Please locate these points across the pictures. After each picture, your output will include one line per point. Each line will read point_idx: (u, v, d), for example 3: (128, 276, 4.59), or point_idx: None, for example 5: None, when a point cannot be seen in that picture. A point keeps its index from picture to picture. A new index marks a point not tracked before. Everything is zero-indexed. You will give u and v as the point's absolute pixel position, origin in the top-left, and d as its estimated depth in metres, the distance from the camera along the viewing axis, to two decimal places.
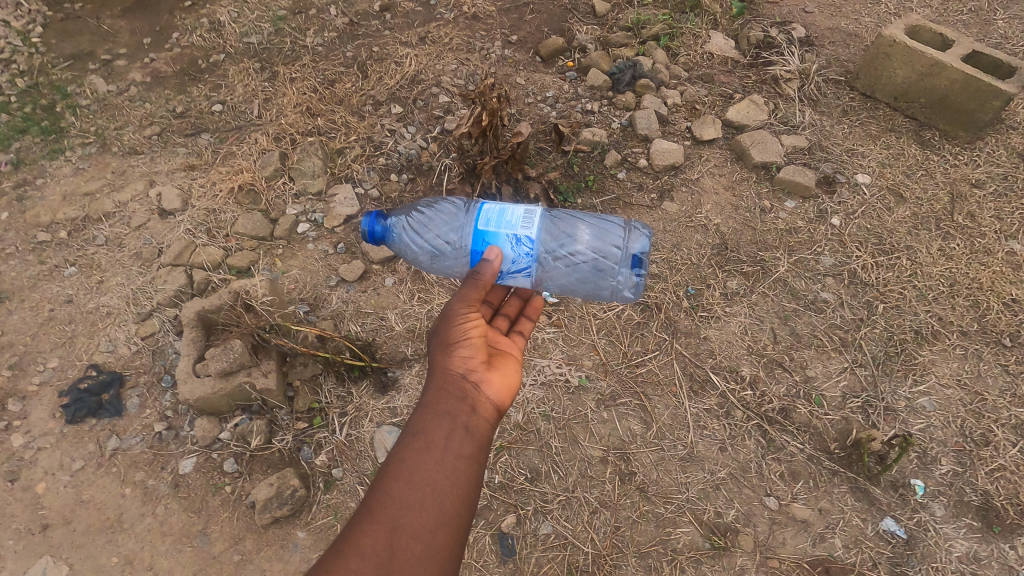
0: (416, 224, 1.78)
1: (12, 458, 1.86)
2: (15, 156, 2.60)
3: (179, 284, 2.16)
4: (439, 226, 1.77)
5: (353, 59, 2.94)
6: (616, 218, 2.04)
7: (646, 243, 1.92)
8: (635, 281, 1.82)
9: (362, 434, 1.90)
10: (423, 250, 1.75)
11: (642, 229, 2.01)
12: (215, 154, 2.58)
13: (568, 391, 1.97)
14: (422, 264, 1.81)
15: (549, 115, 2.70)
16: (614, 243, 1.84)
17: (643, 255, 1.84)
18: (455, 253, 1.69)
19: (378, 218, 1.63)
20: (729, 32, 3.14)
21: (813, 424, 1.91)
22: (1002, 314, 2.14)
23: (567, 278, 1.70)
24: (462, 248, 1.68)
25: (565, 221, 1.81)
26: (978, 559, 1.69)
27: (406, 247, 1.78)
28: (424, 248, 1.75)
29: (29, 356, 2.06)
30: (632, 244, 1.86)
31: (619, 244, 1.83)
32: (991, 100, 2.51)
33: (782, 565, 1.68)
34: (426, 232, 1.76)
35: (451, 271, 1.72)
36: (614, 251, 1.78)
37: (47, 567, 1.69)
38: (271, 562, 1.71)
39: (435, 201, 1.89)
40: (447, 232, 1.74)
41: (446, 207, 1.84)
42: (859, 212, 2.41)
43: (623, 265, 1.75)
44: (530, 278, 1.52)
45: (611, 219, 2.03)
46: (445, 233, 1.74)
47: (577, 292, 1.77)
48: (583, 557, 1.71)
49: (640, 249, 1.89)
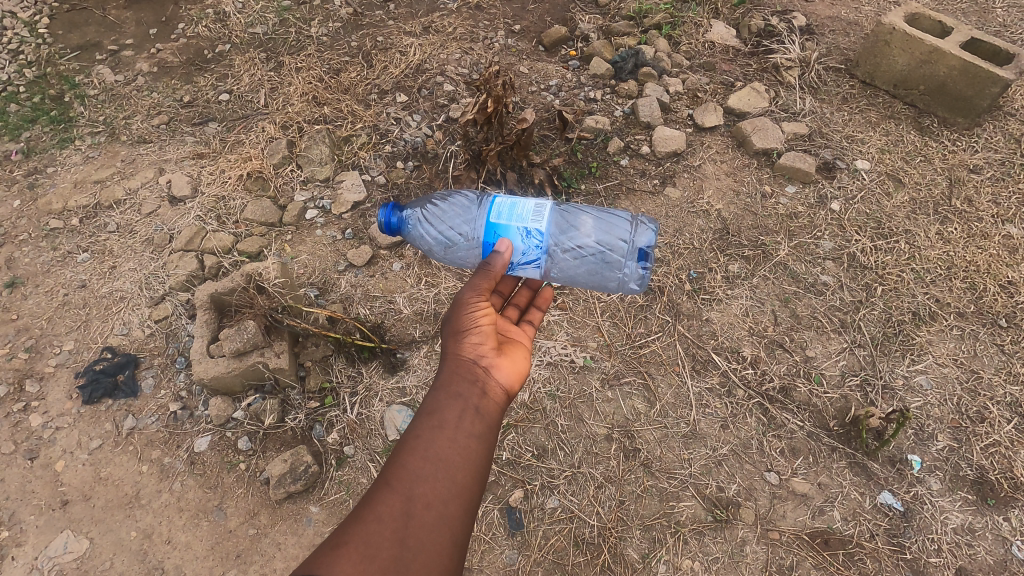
0: (430, 215, 1.82)
1: (31, 437, 1.90)
2: (25, 145, 2.64)
3: (191, 269, 2.20)
4: (452, 217, 1.80)
5: (358, 48, 2.97)
6: (624, 211, 2.03)
7: (654, 234, 1.89)
8: (643, 273, 1.81)
9: (373, 413, 1.95)
10: (435, 241, 1.79)
11: (650, 223, 1.97)
12: (224, 143, 2.62)
13: (573, 370, 2.02)
14: (435, 254, 1.85)
15: (553, 102, 2.73)
16: (620, 236, 1.84)
17: (650, 248, 1.82)
18: (467, 244, 1.73)
19: (394, 210, 1.67)
20: (730, 21, 3.17)
21: (812, 402, 1.95)
22: (998, 295, 2.18)
23: (575, 270, 1.74)
24: (474, 240, 1.71)
25: (571, 213, 1.84)
26: (973, 531, 1.74)
27: (420, 237, 1.81)
28: (437, 239, 1.79)
29: (45, 340, 2.10)
30: (638, 237, 1.83)
31: (627, 237, 1.83)
32: (989, 86, 2.54)
33: (782, 537, 1.72)
34: (439, 223, 1.79)
35: (463, 261, 1.77)
36: (621, 244, 1.79)
37: (68, 541, 1.73)
38: (285, 535, 1.76)
39: (448, 194, 1.92)
40: (459, 224, 1.77)
41: (459, 199, 1.87)
42: (858, 197, 2.45)
43: (630, 258, 1.77)
44: (541, 270, 1.56)
45: (620, 212, 2.03)
46: (458, 225, 1.78)
47: (584, 283, 1.80)
48: (589, 530, 1.75)
49: (646, 243, 1.84)
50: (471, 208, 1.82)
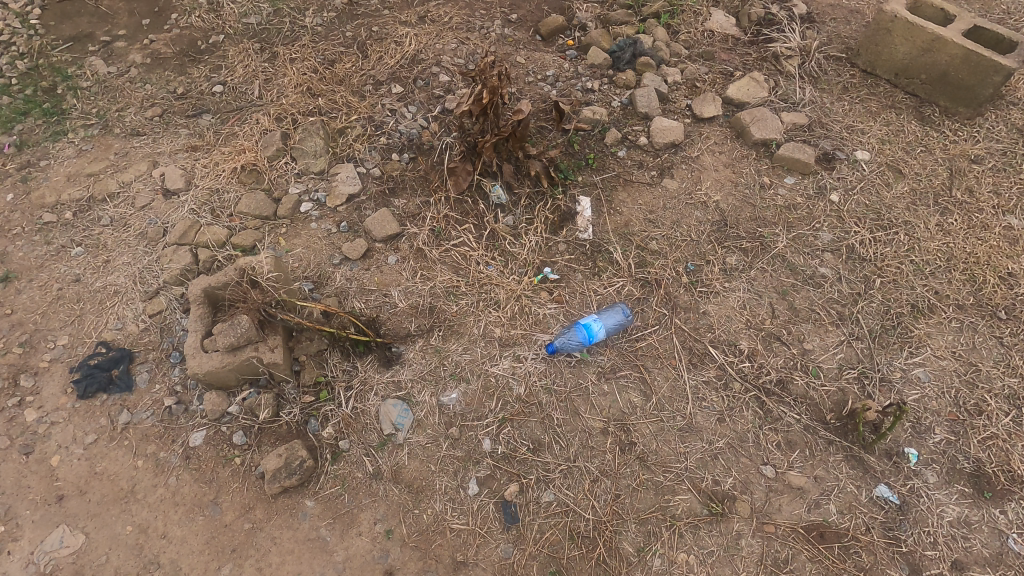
0: (546, 270, 2.22)
1: (25, 432, 1.89)
2: (18, 138, 2.61)
3: (185, 263, 2.19)
4: (562, 272, 2.23)
5: (353, 39, 2.93)
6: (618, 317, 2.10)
7: (619, 318, 2.10)
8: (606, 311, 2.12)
9: (368, 407, 1.93)
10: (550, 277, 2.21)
11: (620, 317, 2.09)
12: (217, 135, 2.60)
13: (586, 347, 2.03)
14: (552, 282, 2.19)
15: (550, 93, 2.69)
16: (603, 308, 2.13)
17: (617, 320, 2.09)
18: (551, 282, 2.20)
19: (542, 312, 2.11)
20: (730, 9, 3.12)
21: (810, 395, 1.95)
22: (997, 287, 2.17)
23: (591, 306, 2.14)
24: (562, 299, 2.15)
25: (585, 308, 2.13)
26: (969, 523, 1.73)
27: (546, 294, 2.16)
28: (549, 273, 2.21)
29: (39, 334, 2.09)
30: (609, 321, 2.08)
31: (606, 318, 2.09)
32: (991, 75, 2.49)
33: (778, 530, 1.72)
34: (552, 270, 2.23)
35: (549, 275, 2.20)
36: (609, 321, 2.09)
37: (64, 536, 1.72)
38: (281, 530, 1.76)
39: (521, 256, 2.25)
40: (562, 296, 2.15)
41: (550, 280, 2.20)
42: (858, 188, 2.43)
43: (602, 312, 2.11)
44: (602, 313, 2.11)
45: (614, 320, 2.09)
46: (556, 300, 2.14)
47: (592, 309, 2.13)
48: (584, 523, 1.75)
49: (614, 321, 2.09)
50: (567, 279, 2.20)
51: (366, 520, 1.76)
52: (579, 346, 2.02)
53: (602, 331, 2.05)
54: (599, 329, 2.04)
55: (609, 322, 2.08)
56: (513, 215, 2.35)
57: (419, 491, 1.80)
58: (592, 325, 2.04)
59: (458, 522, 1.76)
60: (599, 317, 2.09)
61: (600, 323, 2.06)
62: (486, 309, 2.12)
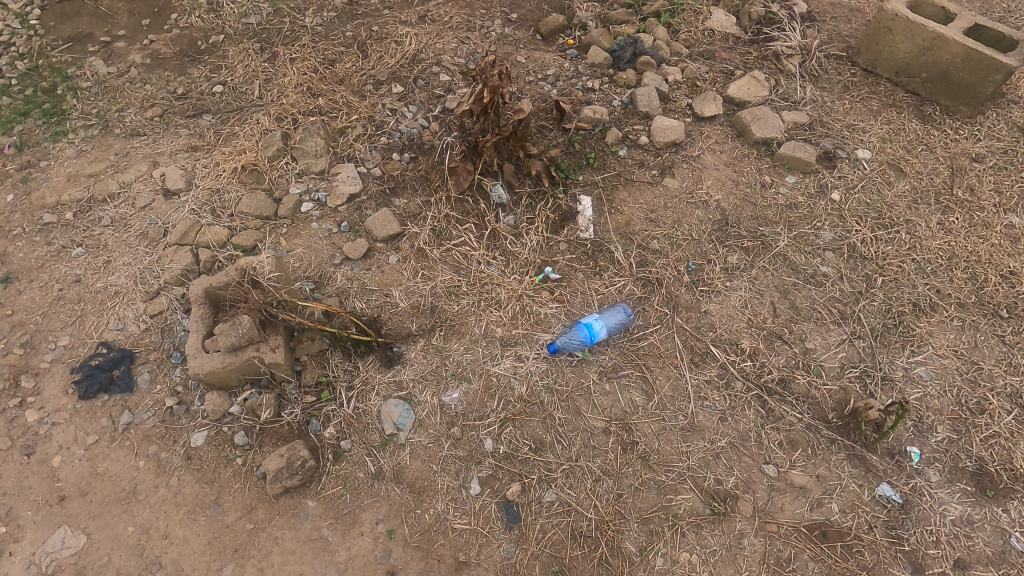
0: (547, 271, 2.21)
1: (26, 432, 1.89)
2: (18, 138, 2.61)
3: (186, 263, 2.19)
4: (563, 272, 2.22)
5: (353, 38, 2.92)
6: (619, 317, 2.09)
7: (620, 317, 2.09)
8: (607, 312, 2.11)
9: (369, 407, 1.93)
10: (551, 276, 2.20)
11: (621, 317, 2.09)
12: (218, 135, 2.59)
13: (587, 347, 2.01)
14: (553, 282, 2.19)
15: (551, 92, 2.69)
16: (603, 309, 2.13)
17: (617, 320, 2.08)
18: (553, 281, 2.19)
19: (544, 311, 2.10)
20: (730, 7, 3.12)
21: (812, 394, 1.94)
22: (999, 285, 2.16)
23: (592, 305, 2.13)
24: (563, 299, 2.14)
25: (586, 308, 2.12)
26: (971, 522, 1.73)
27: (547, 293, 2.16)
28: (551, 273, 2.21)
29: (40, 335, 2.08)
30: (610, 321, 2.07)
31: (606, 317, 2.08)
32: (991, 74, 2.50)
33: (780, 529, 1.72)
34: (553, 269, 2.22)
35: (550, 275, 2.20)
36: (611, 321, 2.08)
37: (65, 537, 1.72)
38: (283, 530, 1.76)
39: (523, 256, 2.24)
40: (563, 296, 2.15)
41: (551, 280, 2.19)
42: (859, 186, 2.43)
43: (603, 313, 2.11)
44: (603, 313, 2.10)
45: (615, 320, 2.08)
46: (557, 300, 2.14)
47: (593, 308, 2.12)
48: (586, 523, 1.74)
49: (615, 321, 2.08)
50: (568, 279, 2.20)
51: (367, 520, 1.76)
52: (580, 345, 2.01)
53: (603, 330, 2.02)
54: (600, 327, 2.01)
55: (610, 322, 2.07)
56: (514, 215, 2.35)
57: (420, 491, 1.80)
58: (593, 323, 2.01)
59: (460, 521, 1.76)
60: (600, 317, 2.08)
61: (601, 322, 2.04)
62: (487, 309, 2.12)
